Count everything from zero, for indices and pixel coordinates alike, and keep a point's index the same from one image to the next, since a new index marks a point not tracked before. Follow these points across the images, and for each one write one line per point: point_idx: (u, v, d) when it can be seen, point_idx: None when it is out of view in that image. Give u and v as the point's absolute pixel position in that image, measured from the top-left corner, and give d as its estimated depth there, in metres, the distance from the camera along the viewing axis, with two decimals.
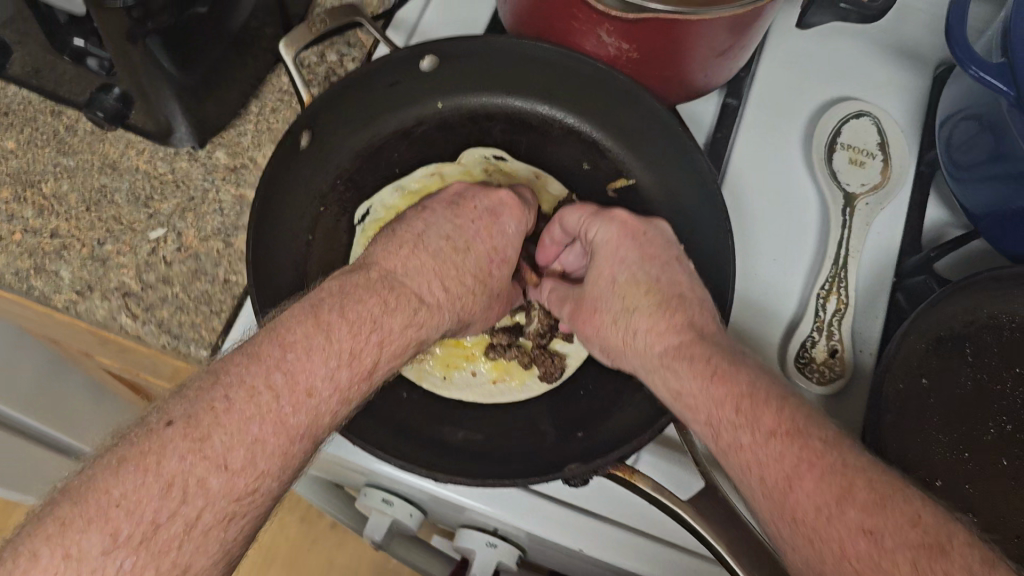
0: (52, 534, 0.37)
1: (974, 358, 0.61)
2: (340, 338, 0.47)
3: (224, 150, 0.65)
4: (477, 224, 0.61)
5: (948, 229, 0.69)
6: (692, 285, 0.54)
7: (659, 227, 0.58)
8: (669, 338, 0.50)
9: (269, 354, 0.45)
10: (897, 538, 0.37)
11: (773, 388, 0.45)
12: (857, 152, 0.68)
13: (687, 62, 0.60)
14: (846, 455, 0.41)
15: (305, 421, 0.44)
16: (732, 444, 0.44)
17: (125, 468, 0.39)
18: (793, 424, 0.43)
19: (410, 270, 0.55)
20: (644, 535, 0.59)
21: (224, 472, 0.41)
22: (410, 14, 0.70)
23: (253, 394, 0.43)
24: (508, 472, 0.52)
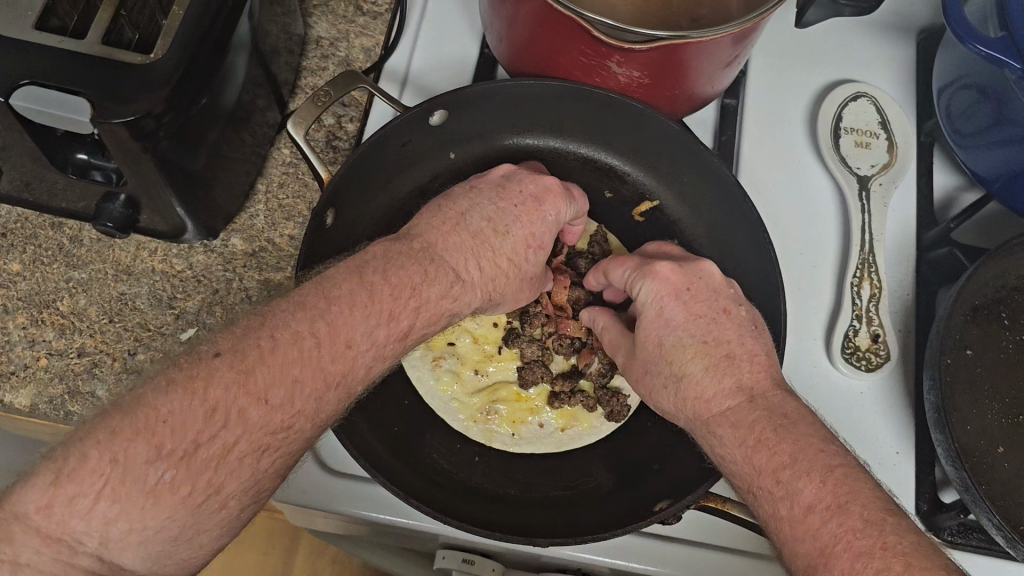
0: (102, 440, 0.39)
1: (1010, 322, 0.62)
2: (382, 298, 0.49)
3: (239, 235, 0.63)
4: (520, 208, 0.58)
5: (958, 193, 0.70)
6: (739, 339, 0.53)
7: (705, 271, 0.57)
8: (722, 404, 0.51)
9: (315, 304, 0.47)
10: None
11: (823, 455, 0.46)
12: (861, 134, 0.69)
13: (693, 77, 0.58)
14: (888, 537, 0.42)
15: (341, 368, 0.46)
16: (773, 516, 0.46)
17: (174, 389, 0.41)
18: (835, 498, 0.44)
19: (451, 245, 0.54)
20: (740, 552, 0.58)
21: (264, 406, 0.43)
22: (399, 62, 0.69)
23: (297, 338, 0.45)
24: (605, 525, 0.53)
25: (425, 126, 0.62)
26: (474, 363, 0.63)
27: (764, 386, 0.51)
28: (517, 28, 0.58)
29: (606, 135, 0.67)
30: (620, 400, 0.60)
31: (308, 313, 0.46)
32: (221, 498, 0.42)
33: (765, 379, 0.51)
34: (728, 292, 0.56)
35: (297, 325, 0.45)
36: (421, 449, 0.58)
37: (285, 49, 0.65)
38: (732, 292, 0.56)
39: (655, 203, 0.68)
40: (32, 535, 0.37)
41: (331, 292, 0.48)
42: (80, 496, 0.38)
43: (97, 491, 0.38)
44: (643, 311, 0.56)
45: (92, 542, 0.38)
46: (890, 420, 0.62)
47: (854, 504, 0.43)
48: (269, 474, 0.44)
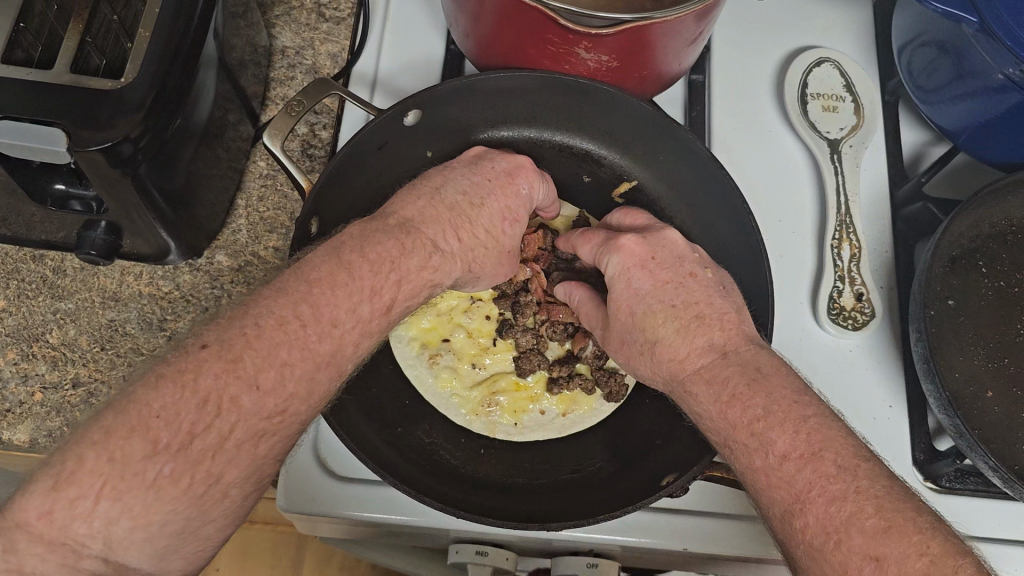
0: (97, 441, 0.39)
1: (988, 269, 0.64)
2: (363, 275, 0.49)
3: (224, 252, 0.63)
4: (494, 182, 0.60)
5: (927, 148, 0.72)
6: (709, 297, 0.55)
7: (668, 239, 0.58)
8: (695, 363, 0.52)
9: (297, 288, 0.47)
10: (902, 567, 0.39)
11: (795, 407, 0.47)
12: (828, 98, 0.70)
13: (660, 58, 0.58)
14: (862, 482, 0.43)
15: (329, 349, 0.47)
16: (747, 469, 0.47)
17: (164, 383, 0.41)
18: (808, 447, 0.45)
19: (428, 219, 0.55)
20: (748, 518, 0.59)
21: (256, 392, 0.43)
22: (367, 65, 0.69)
23: (283, 322, 0.45)
24: (614, 504, 0.54)
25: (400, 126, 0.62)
26: (470, 357, 0.64)
27: (735, 343, 0.52)
28: (483, 22, 0.58)
29: (579, 121, 0.67)
30: (618, 380, 0.61)
31: (291, 296, 0.47)
32: (223, 487, 0.42)
33: (736, 337, 0.53)
34: (691, 257, 0.58)
35: (281, 310, 0.46)
36: (432, 452, 0.58)
37: (252, 61, 0.65)
38: (695, 254, 0.58)
39: (633, 183, 0.68)
40: (37, 544, 0.37)
41: (311, 277, 0.48)
42: (81, 498, 0.37)
43: (97, 492, 0.38)
44: (613, 285, 0.57)
45: (96, 544, 0.38)
46: (880, 375, 0.64)
47: (827, 452, 0.44)
48: (269, 459, 0.44)
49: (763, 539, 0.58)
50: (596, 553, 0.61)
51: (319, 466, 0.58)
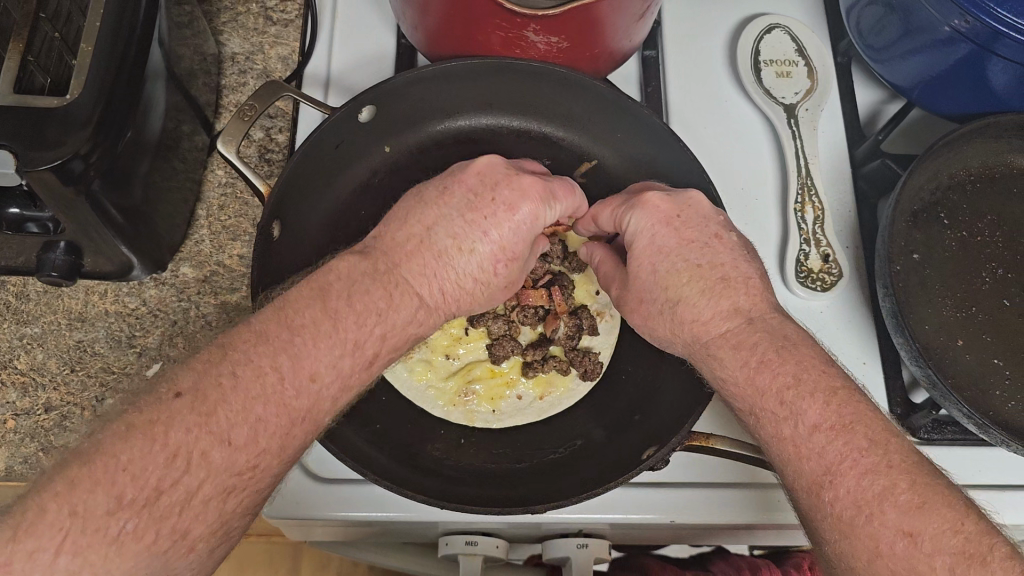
0: (60, 492, 0.37)
1: (950, 220, 0.65)
2: (347, 327, 0.47)
3: (189, 264, 0.63)
4: (490, 220, 0.55)
5: (882, 106, 0.72)
6: (734, 261, 0.54)
7: (695, 200, 0.56)
8: (719, 327, 0.51)
9: (278, 336, 0.45)
10: (936, 543, 0.40)
11: (825, 376, 0.47)
12: (781, 64, 0.70)
13: (610, 36, 0.58)
14: (893, 456, 0.43)
15: (305, 404, 0.45)
16: (774, 436, 0.47)
17: (134, 435, 0.40)
18: (839, 419, 0.45)
19: (412, 269, 0.52)
20: (735, 486, 0.59)
21: (226, 446, 0.41)
22: (319, 65, 0.68)
23: (260, 374, 0.44)
24: (595, 482, 0.54)
25: (355, 123, 0.62)
26: (445, 348, 0.64)
27: (761, 309, 0.52)
28: (430, 16, 0.58)
29: (534, 105, 0.67)
30: (592, 359, 0.62)
31: (265, 337, 0.45)
32: (189, 542, 0.40)
33: (762, 303, 0.52)
34: (718, 218, 0.56)
35: (271, 344, 0.45)
36: (412, 447, 0.58)
37: (201, 70, 0.64)
38: (722, 218, 0.56)
39: (594, 163, 0.68)
40: None
41: (294, 319, 0.46)
42: (40, 550, 0.36)
43: (57, 544, 0.36)
44: (631, 240, 0.56)
45: None
46: (850, 332, 0.64)
47: (859, 425, 0.45)
48: (239, 512, 0.42)
49: (752, 505, 0.59)
50: (587, 534, 0.61)
51: (301, 470, 0.58)
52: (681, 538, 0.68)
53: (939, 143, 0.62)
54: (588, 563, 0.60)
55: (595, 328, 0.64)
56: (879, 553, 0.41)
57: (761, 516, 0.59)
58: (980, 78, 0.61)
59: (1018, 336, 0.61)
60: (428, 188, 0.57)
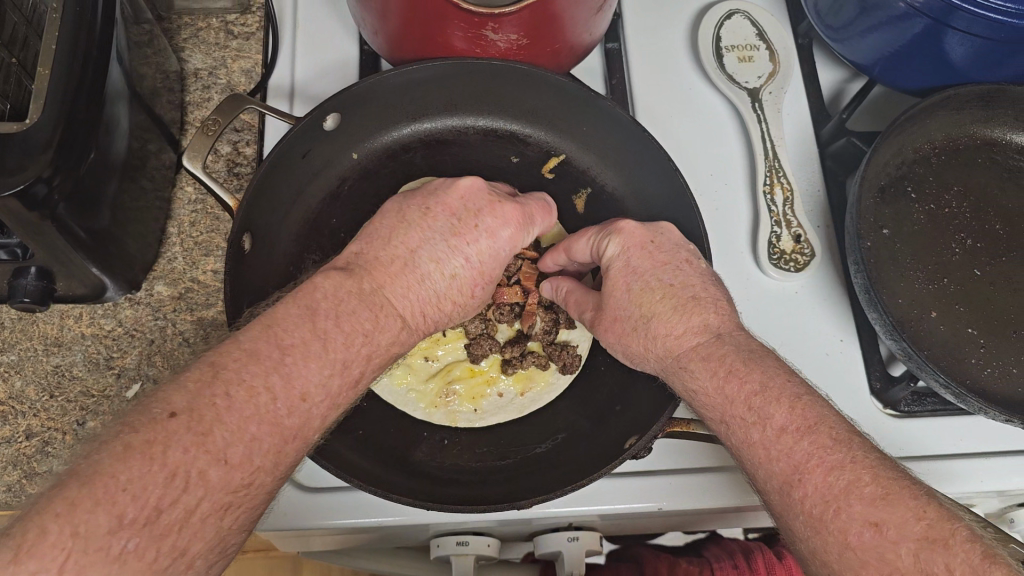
0: (61, 513, 0.34)
1: (917, 194, 0.66)
2: (336, 347, 0.46)
3: (163, 282, 0.63)
4: (472, 246, 0.57)
5: (845, 85, 0.73)
6: (704, 283, 0.54)
7: (666, 228, 0.58)
8: (689, 341, 0.51)
9: (269, 354, 0.44)
10: (901, 530, 0.39)
11: (789, 385, 0.47)
12: (743, 49, 0.71)
13: (570, 32, 0.59)
14: (857, 452, 0.43)
15: (297, 423, 0.44)
16: (744, 442, 0.47)
17: (132, 454, 0.37)
18: (804, 421, 0.45)
19: (397, 288, 0.52)
20: (720, 470, 0.59)
21: (223, 466, 0.40)
22: (283, 75, 0.68)
23: (252, 394, 0.42)
24: (581, 475, 0.54)
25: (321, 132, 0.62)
26: (423, 351, 0.65)
27: (730, 327, 0.52)
28: (389, 20, 0.58)
29: (499, 103, 0.67)
30: (570, 351, 0.63)
31: (258, 359, 0.43)
32: (188, 559, 0.38)
33: (730, 321, 0.52)
34: (688, 245, 0.57)
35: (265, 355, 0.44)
36: (398, 450, 0.58)
37: (164, 88, 0.64)
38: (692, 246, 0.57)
39: (562, 157, 0.69)
40: None
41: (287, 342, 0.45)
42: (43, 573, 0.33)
43: (59, 566, 0.33)
44: (610, 265, 0.56)
45: None
46: (825, 309, 0.65)
47: (823, 425, 0.45)
48: (237, 529, 0.41)
49: (736, 490, 0.59)
50: (577, 527, 0.62)
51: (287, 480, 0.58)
52: (670, 525, 0.69)
53: (900, 121, 0.62)
54: (579, 556, 0.60)
55: (571, 322, 0.65)
56: (849, 546, 0.40)
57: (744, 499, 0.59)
58: (939, 52, 0.62)
59: (989, 304, 0.62)
60: (408, 205, 0.58)
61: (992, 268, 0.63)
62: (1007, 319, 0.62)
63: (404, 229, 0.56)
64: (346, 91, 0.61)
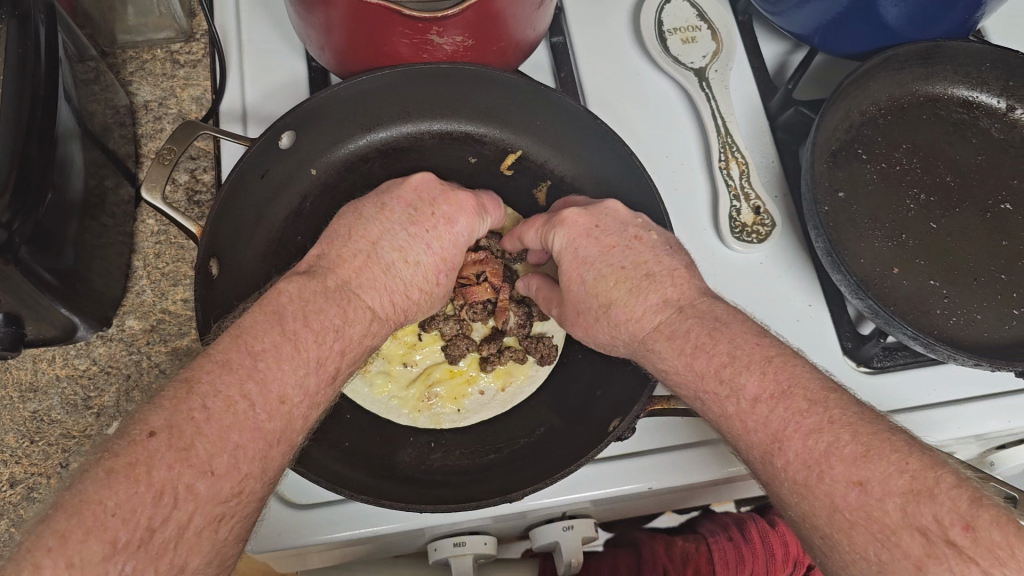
0: (52, 547, 0.35)
1: (867, 155, 0.67)
2: (308, 346, 0.47)
3: (133, 315, 0.63)
4: (432, 233, 0.59)
5: (788, 57, 0.75)
6: (656, 257, 0.56)
7: (610, 208, 0.59)
8: (651, 321, 0.53)
9: (241, 362, 0.44)
10: (886, 487, 0.40)
11: (759, 348, 0.48)
12: (685, 31, 0.72)
13: (514, 28, 0.60)
14: (834, 412, 0.44)
15: (278, 426, 0.44)
16: (720, 414, 0.48)
17: (115, 479, 0.38)
18: (776, 387, 0.46)
19: (365, 282, 0.54)
20: (705, 443, 0.60)
21: (210, 477, 0.40)
22: (233, 98, 0.68)
23: (230, 404, 0.42)
24: (569, 463, 0.55)
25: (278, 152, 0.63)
26: (401, 356, 0.65)
27: (691, 297, 0.53)
28: (334, 34, 0.58)
29: (451, 106, 0.68)
30: (546, 343, 0.63)
31: (227, 366, 0.44)
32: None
33: (691, 292, 0.53)
34: (636, 221, 0.58)
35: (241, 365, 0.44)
36: (384, 457, 0.59)
37: (116, 123, 0.64)
38: (640, 221, 0.58)
39: (519, 154, 0.70)
40: None
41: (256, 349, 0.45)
42: None
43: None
44: (561, 256, 0.59)
45: None
46: (791, 275, 0.66)
47: (796, 388, 0.45)
48: (229, 542, 0.41)
49: (725, 460, 0.60)
50: (571, 516, 0.62)
51: (281, 501, 0.57)
52: (662, 505, 0.70)
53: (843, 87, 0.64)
54: (576, 544, 0.61)
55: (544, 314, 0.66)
56: (836, 508, 0.41)
57: (734, 468, 0.60)
58: (875, 16, 0.64)
59: (948, 254, 0.64)
60: (362, 205, 0.60)
61: (948, 220, 0.65)
62: (966, 267, 0.63)
63: (351, 225, 0.57)
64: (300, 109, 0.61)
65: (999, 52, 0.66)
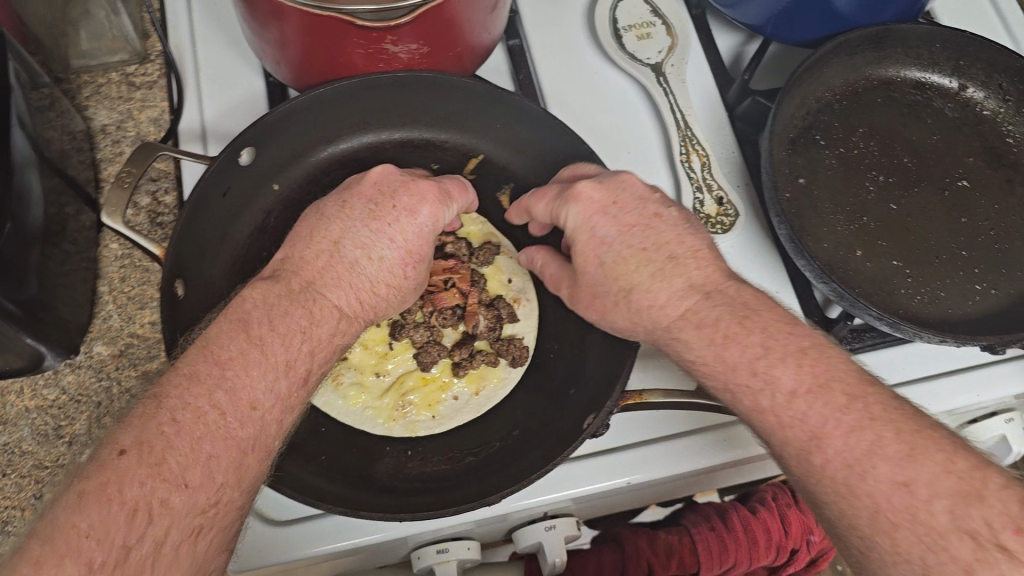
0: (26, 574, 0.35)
1: (825, 141, 0.68)
2: (275, 351, 0.47)
3: (102, 341, 0.62)
4: (393, 227, 0.58)
5: (742, 48, 0.76)
6: (680, 237, 0.55)
7: (626, 180, 0.57)
8: (678, 308, 0.53)
9: (209, 373, 0.44)
10: (932, 488, 0.41)
11: (793, 339, 0.49)
12: (640, 27, 0.72)
13: (469, 33, 0.60)
14: (874, 409, 0.45)
15: (252, 432, 0.44)
16: (754, 408, 0.48)
17: (87, 501, 0.38)
18: (814, 381, 0.47)
19: (329, 280, 0.54)
20: (682, 434, 0.61)
21: (185, 490, 0.40)
22: (192, 118, 0.68)
23: (199, 415, 0.42)
24: (547, 461, 0.55)
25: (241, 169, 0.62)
26: (373, 367, 0.64)
27: (716, 280, 0.53)
28: (289, 48, 0.58)
29: (411, 114, 0.68)
30: (518, 345, 0.64)
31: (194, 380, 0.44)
32: None
33: (715, 275, 0.54)
34: (653, 197, 0.57)
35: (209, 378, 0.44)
36: (362, 468, 0.59)
37: (74, 149, 0.63)
38: (657, 196, 0.57)
39: (480, 157, 0.70)
40: None
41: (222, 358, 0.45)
42: None
43: None
44: (575, 235, 0.56)
45: None
46: (757, 265, 0.67)
47: (834, 382, 0.46)
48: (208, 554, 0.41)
49: (710, 452, 0.60)
50: (553, 515, 0.63)
51: (259, 520, 0.57)
52: (642, 499, 0.70)
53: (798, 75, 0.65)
54: (559, 544, 0.61)
55: (514, 315, 0.66)
56: (878, 510, 0.42)
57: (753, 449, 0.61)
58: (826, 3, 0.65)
59: (909, 234, 0.65)
60: (325, 204, 0.59)
61: (906, 201, 0.66)
62: (926, 245, 0.64)
63: (319, 224, 0.57)
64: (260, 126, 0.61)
65: (948, 33, 0.68)
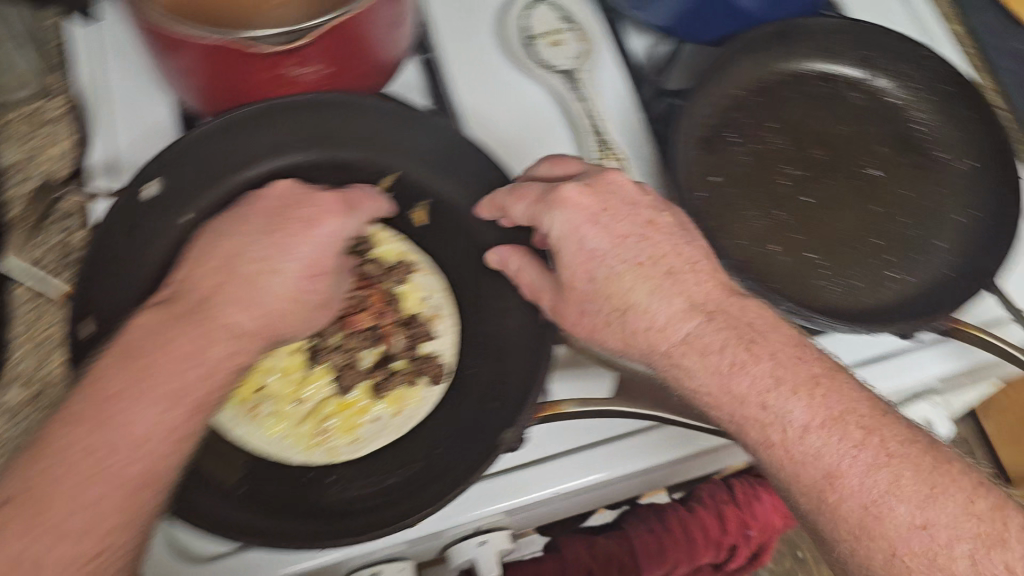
0: None
1: (738, 137, 0.68)
2: (160, 378, 0.47)
3: (14, 385, 0.61)
4: (293, 235, 0.57)
5: (655, 48, 0.76)
6: (675, 249, 0.56)
7: (616, 183, 0.57)
8: (680, 330, 0.53)
9: (88, 410, 0.45)
10: (950, 531, 0.46)
11: (804, 365, 0.51)
12: (551, 34, 0.72)
13: (372, 50, 0.59)
14: (892, 445, 0.48)
15: (137, 468, 0.45)
16: (760, 441, 0.50)
17: None
18: (828, 414, 0.49)
19: (227, 294, 0.53)
20: (604, 440, 0.61)
21: (66, 538, 0.42)
22: (97, 151, 0.67)
23: (87, 454, 0.44)
24: (464, 476, 0.55)
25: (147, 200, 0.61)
26: (290, 395, 0.63)
27: (715, 298, 0.54)
28: (193, 77, 0.57)
29: (321, 134, 0.67)
30: (434, 362, 0.65)
31: (91, 399, 0.45)
32: None
33: (714, 293, 0.54)
34: (644, 205, 0.57)
35: (113, 394, 0.45)
36: (284, 498, 0.58)
37: None
38: (649, 199, 0.58)
39: (395, 174, 0.69)
40: None
41: (112, 387, 0.46)
42: None
43: None
44: (560, 246, 0.56)
45: None
46: None
47: (849, 414, 0.49)
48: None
49: (647, 451, 0.61)
50: (484, 530, 0.62)
51: (177, 557, 0.56)
52: (573, 507, 0.71)
53: (703, 81, 0.66)
54: (493, 558, 0.61)
55: (431, 333, 0.66)
56: (897, 552, 0.46)
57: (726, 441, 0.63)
58: None
59: (823, 227, 0.65)
60: (222, 222, 0.58)
61: (819, 195, 0.67)
62: (840, 236, 0.65)
63: (218, 242, 0.56)
64: (164, 159, 0.61)
65: (859, 24, 0.68)
